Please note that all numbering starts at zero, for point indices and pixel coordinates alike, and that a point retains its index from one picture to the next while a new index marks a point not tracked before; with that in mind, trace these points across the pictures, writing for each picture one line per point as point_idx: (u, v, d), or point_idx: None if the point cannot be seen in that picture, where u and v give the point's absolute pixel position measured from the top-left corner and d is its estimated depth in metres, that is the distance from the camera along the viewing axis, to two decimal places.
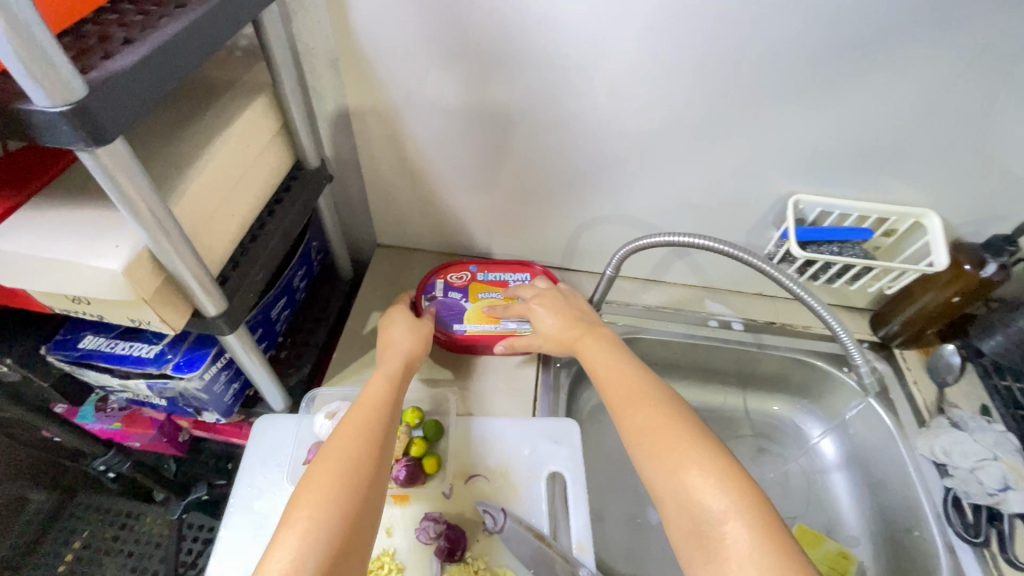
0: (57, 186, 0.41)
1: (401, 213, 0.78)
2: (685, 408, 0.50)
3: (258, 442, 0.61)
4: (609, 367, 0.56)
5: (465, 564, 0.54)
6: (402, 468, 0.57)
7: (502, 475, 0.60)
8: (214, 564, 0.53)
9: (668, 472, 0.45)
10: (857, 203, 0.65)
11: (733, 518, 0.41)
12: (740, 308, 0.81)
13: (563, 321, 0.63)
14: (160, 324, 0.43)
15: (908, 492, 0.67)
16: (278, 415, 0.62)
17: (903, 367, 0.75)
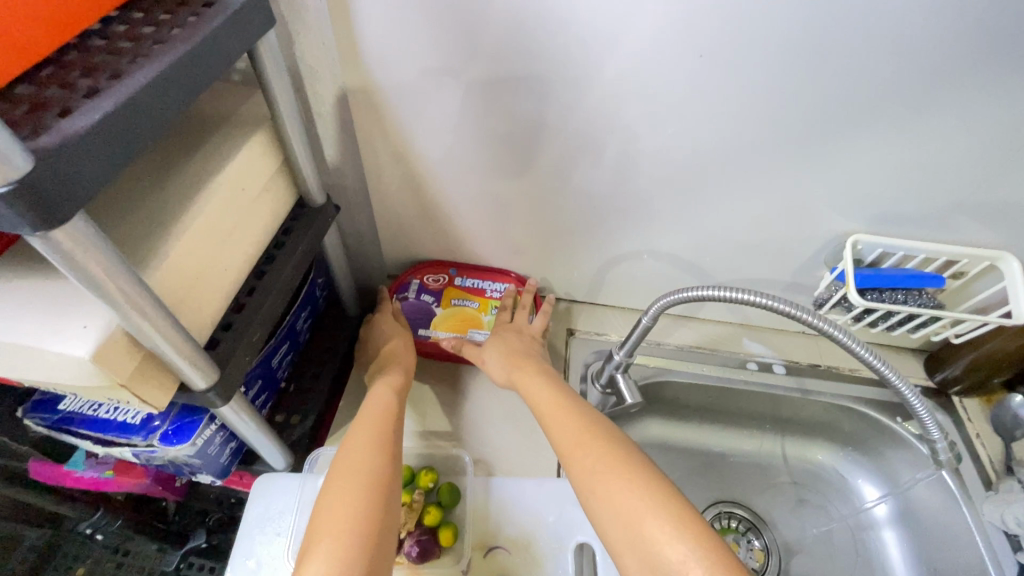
0: (22, 251, 0.36)
1: (413, 244, 0.72)
2: (633, 448, 0.47)
3: (258, 505, 0.55)
4: (548, 405, 0.53)
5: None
6: (414, 543, 0.53)
7: (525, 546, 0.55)
8: None
9: (623, 519, 0.41)
10: (924, 245, 0.58)
11: (692, 569, 0.38)
12: (782, 348, 0.74)
13: (512, 358, 0.60)
14: (141, 404, 0.38)
15: (975, 563, 0.60)
16: (280, 475, 0.57)
17: (964, 418, 0.68)
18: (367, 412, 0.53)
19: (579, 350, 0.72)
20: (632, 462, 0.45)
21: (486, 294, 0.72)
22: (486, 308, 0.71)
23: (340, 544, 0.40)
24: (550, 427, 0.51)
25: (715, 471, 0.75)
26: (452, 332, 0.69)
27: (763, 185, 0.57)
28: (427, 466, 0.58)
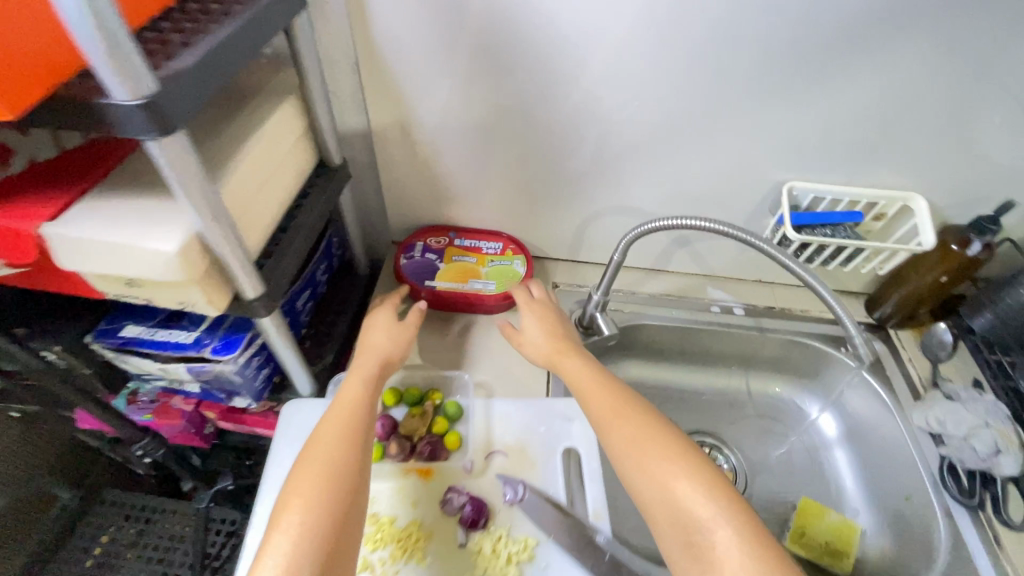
0: (110, 181, 0.45)
1: (414, 210, 0.81)
2: (669, 423, 0.53)
3: (287, 424, 0.64)
4: (587, 384, 0.58)
5: (489, 533, 0.57)
6: (427, 444, 0.62)
7: (519, 449, 0.63)
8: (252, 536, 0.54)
9: (658, 484, 0.47)
10: (849, 189, 0.69)
11: (721, 527, 0.44)
12: (741, 294, 0.84)
13: (553, 338, 0.65)
14: (205, 306, 0.47)
15: (907, 461, 0.70)
16: (305, 399, 0.65)
17: (898, 346, 0.79)
18: (343, 402, 0.55)
19: (563, 299, 0.82)
20: (668, 435, 0.51)
21: (482, 251, 0.80)
22: (483, 262, 0.78)
23: (295, 543, 0.44)
24: (589, 404, 0.56)
25: (689, 406, 0.85)
26: (453, 282, 0.76)
27: (712, 141, 0.68)
28: (434, 388, 0.69)
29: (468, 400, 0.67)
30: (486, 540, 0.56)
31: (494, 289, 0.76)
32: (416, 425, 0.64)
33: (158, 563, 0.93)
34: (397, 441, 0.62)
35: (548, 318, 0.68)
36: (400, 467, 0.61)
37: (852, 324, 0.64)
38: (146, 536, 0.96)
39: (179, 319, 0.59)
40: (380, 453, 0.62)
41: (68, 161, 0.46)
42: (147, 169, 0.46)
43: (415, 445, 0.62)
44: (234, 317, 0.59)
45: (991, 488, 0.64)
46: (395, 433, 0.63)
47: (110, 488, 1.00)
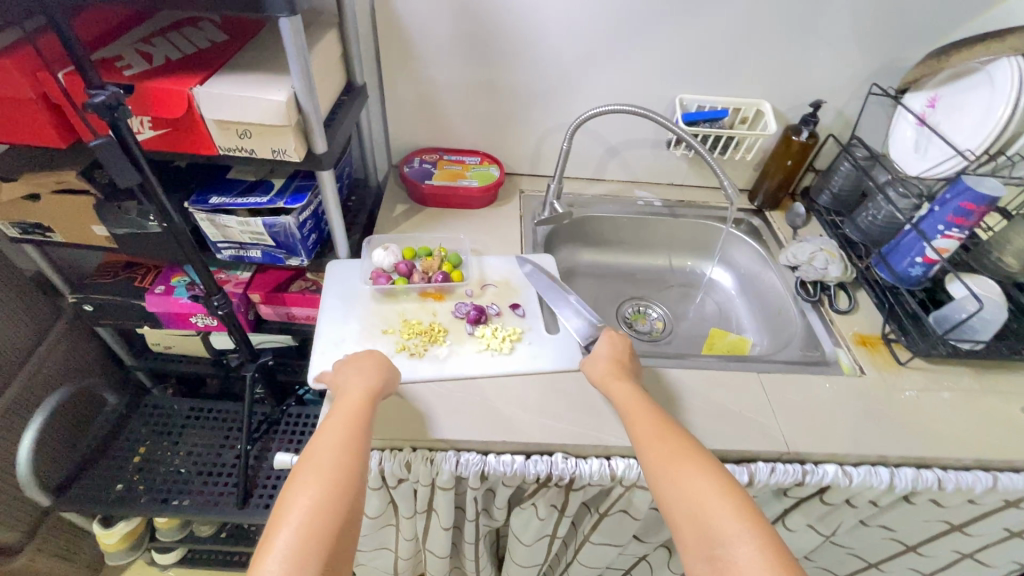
0: (222, 68, 0.67)
1: (410, 135, 1.06)
2: (701, 450, 0.58)
3: (335, 276, 0.87)
4: (636, 409, 0.64)
5: (488, 325, 0.81)
6: (439, 275, 0.86)
7: (504, 284, 0.89)
8: (324, 328, 0.79)
9: (686, 506, 0.52)
10: (718, 99, 0.99)
11: (742, 543, 0.48)
12: (659, 193, 1.13)
13: (609, 363, 0.72)
14: (292, 153, 0.69)
15: (775, 286, 1.00)
16: (344, 261, 0.89)
17: (770, 220, 1.09)
18: (352, 414, 0.60)
19: (528, 199, 1.08)
20: (702, 461, 0.55)
21: (466, 162, 1.05)
22: (467, 168, 1.04)
23: (301, 534, 0.47)
24: (633, 425, 0.62)
25: (627, 280, 1.12)
26: (445, 181, 1.01)
27: (624, 67, 0.96)
28: (440, 247, 0.94)
29: (466, 255, 0.92)
30: (488, 330, 0.80)
31: (478, 184, 1.00)
32: (429, 266, 0.87)
33: (196, 454, 1.09)
34: (416, 274, 0.86)
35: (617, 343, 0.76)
36: (422, 291, 0.86)
37: (732, 189, 0.91)
38: (182, 435, 1.12)
39: (251, 191, 0.80)
40: (405, 281, 0.86)
41: (191, 60, 0.68)
42: (250, 61, 0.69)
43: (429, 278, 0.87)
44: (294, 186, 0.81)
45: (827, 291, 0.94)
46: (414, 270, 0.87)
47: (146, 400, 1.17)
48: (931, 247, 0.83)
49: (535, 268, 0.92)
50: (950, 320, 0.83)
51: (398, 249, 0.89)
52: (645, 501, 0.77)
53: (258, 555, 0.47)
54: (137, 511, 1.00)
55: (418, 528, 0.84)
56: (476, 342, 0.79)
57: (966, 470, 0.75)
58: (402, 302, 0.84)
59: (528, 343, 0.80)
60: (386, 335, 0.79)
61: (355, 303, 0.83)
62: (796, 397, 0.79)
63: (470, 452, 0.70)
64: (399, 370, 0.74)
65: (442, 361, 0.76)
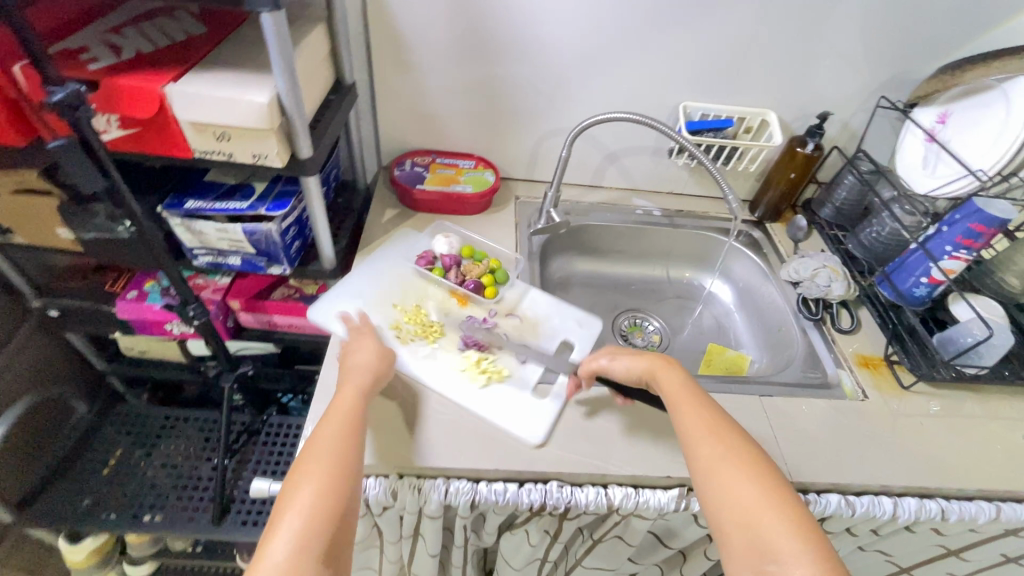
0: (197, 65, 0.62)
1: (401, 136, 1.01)
2: (761, 454, 0.55)
3: (403, 242, 0.92)
4: (685, 401, 0.61)
5: (480, 351, 0.77)
6: (471, 283, 0.84)
7: (525, 319, 0.84)
8: (362, 269, 0.86)
9: (739, 516, 0.50)
10: (722, 108, 0.96)
11: (800, 563, 0.46)
12: (659, 202, 1.09)
13: (637, 361, 0.68)
14: (275, 157, 0.64)
15: (776, 301, 0.98)
16: (418, 236, 0.93)
17: (771, 233, 1.07)
18: (353, 404, 0.59)
19: (523, 205, 1.04)
20: (759, 467, 0.53)
21: (460, 166, 1.01)
22: (461, 173, 0.99)
23: (304, 526, 0.47)
24: (684, 416, 0.59)
25: (623, 291, 1.09)
26: (437, 186, 0.96)
27: (627, 72, 0.92)
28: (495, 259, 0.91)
29: (514, 276, 0.89)
30: (477, 356, 0.77)
31: (472, 190, 0.96)
32: (475, 271, 0.85)
33: (171, 466, 1.04)
34: (459, 273, 0.86)
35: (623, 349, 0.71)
36: (451, 289, 0.86)
37: (736, 202, 0.88)
38: (156, 445, 1.07)
39: (231, 195, 0.75)
40: (442, 273, 0.86)
41: (164, 55, 0.63)
42: (229, 57, 0.64)
43: (463, 279, 0.85)
44: (276, 191, 0.76)
45: (829, 309, 0.92)
46: (461, 269, 0.86)
47: (120, 407, 1.12)
48: (938, 268, 0.81)
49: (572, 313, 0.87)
50: (955, 344, 0.81)
51: (460, 244, 0.90)
52: (640, 528, 0.74)
53: (265, 542, 0.47)
54: (104, 528, 0.95)
55: (403, 553, 0.80)
56: (461, 360, 0.76)
57: (969, 500, 0.73)
58: (431, 288, 0.86)
59: (516, 381, 0.75)
60: (383, 310, 0.81)
61: (390, 264, 0.88)
62: (797, 422, 0.76)
63: (460, 480, 0.66)
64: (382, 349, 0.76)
65: (420, 358, 0.75)
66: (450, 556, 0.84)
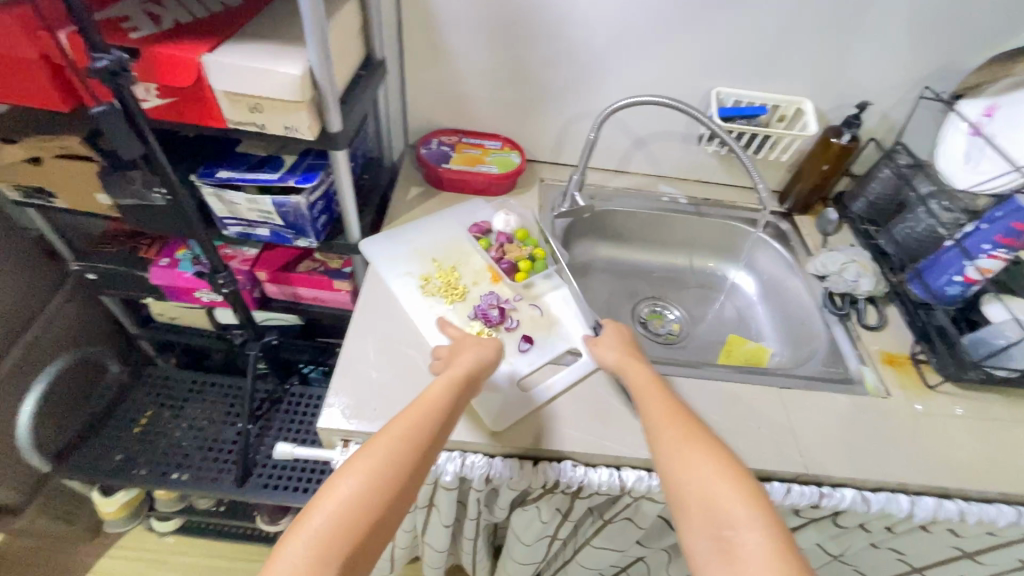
0: (233, 35, 0.63)
1: (429, 114, 1.01)
2: (715, 435, 0.56)
3: (475, 206, 0.96)
4: (645, 387, 0.64)
5: (483, 328, 0.78)
6: (506, 262, 0.86)
7: (545, 316, 0.82)
8: (425, 218, 0.93)
9: (693, 487, 0.51)
10: (757, 94, 0.93)
11: (753, 530, 0.47)
12: (686, 189, 1.08)
13: (620, 352, 0.71)
14: (306, 130, 0.65)
15: (800, 294, 0.97)
16: (484, 202, 0.97)
17: (799, 226, 1.05)
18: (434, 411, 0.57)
19: (548, 188, 1.04)
20: (714, 447, 0.54)
21: (485, 146, 1.01)
22: (487, 153, 0.99)
23: (339, 520, 0.47)
24: (645, 401, 0.62)
25: (644, 278, 1.09)
26: (463, 165, 0.97)
27: (660, 54, 0.90)
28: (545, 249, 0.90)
29: (554, 270, 0.87)
30: (478, 329, 0.77)
31: (497, 171, 0.96)
32: (517, 253, 0.87)
33: (198, 428, 1.09)
34: (501, 250, 0.88)
35: (621, 336, 0.74)
36: (489, 263, 0.87)
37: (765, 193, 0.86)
38: (184, 408, 1.11)
39: (261, 167, 0.76)
40: (487, 244, 0.88)
41: (201, 25, 0.64)
42: (264, 29, 0.65)
43: (502, 257, 0.87)
44: (306, 165, 0.77)
45: (855, 305, 0.90)
46: (504, 247, 0.88)
47: (150, 369, 1.16)
48: (972, 267, 0.79)
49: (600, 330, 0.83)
50: (987, 345, 0.79)
51: (521, 226, 0.91)
52: (651, 512, 0.75)
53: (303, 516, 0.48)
54: (136, 483, 1.00)
55: (418, 522, 0.82)
56: (464, 327, 0.78)
57: (989, 502, 0.72)
58: (473, 257, 0.88)
59: (508, 365, 0.74)
60: (411, 270, 0.84)
61: (439, 228, 0.91)
62: (816, 416, 0.76)
63: (477, 455, 0.68)
64: (402, 292, 0.81)
65: (429, 311, 0.79)
66: (463, 529, 0.87)
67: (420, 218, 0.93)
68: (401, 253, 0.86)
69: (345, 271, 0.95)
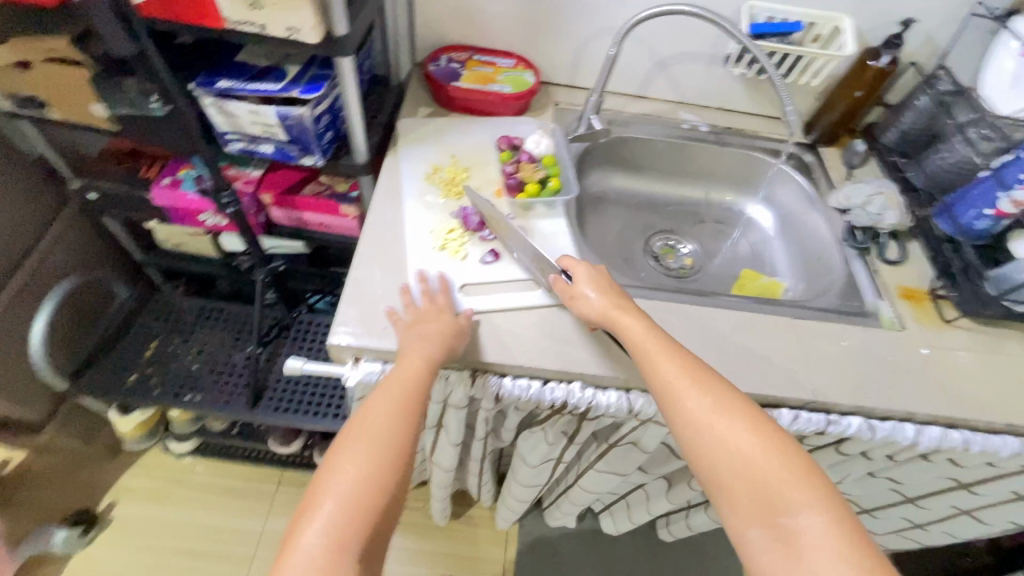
0: None
1: (438, 28, 0.94)
2: (739, 396, 0.55)
3: (515, 123, 0.93)
4: (652, 346, 0.60)
5: (462, 229, 0.79)
6: (513, 178, 0.83)
7: (527, 240, 0.79)
8: (464, 122, 0.92)
9: (743, 470, 0.50)
10: (792, 9, 0.86)
11: (812, 512, 0.47)
12: (707, 117, 1.02)
13: (608, 295, 0.66)
14: (309, 32, 0.61)
15: (820, 228, 0.94)
16: (529, 121, 0.94)
17: (824, 158, 1.00)
18: (408, 380, 0.57)
19: (562, 113, 0.99)
20: (744, 412, 0.53)
21: (498, 64, 0.95)
22: (500, 72, 0.94)
23: (343, 512, 0.46)
24: (654, 365, 0.58)
25: (657, 211, 1.05)
26: (474, 84, 0.91)
27: None
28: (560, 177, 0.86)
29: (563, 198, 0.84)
30: (456, 230, 0.78)
31: (510, 91, 0.91)
32: (530, 173, 0.84)
33: (208, 352, 1.10)
34: (517, 166, 0.85)
35: (601, 278, 0.68)
36: (501, 176, 0.85)
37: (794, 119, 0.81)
38: (194, 332, 1.12)
39: (262, 77, 0.72)
40: (508, 156, 0.86)
41: None
42: None
43: (513, 172, 0.84)
44: (309, 75, 0.73)
45: (877, 239, 0.88)
46: (520, 165, 0.85)
47: (158, 294, 1.16)
48: (1006, 199, 0.76)
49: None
50: (1009, 281, 0.77)
51: (550, 150, 0.87)
52: (657, 437, 0.76)
53: (300, 522, 0.47)
54: (151, 402, 1.02)
55: (427, 442, 0.84)
56: (439, 224, 0.79)
57: (994, 433, 0.72)
58: (490, 167, 0.86)
59: (465, 266, 0.75)
60: (421, 167, 0.85)
61: (472, 136, 0.90)
62: (828, 347, 0.75)
63: (487, 375, 0.68)
64: (404, 175, 0.84)
65: (418, 202, 0.81)
66: (471, 451, 0.89)
67: (462, 121, 0.92)
68: (425, 149, 0.87)
69: (351, 195, 0.92)
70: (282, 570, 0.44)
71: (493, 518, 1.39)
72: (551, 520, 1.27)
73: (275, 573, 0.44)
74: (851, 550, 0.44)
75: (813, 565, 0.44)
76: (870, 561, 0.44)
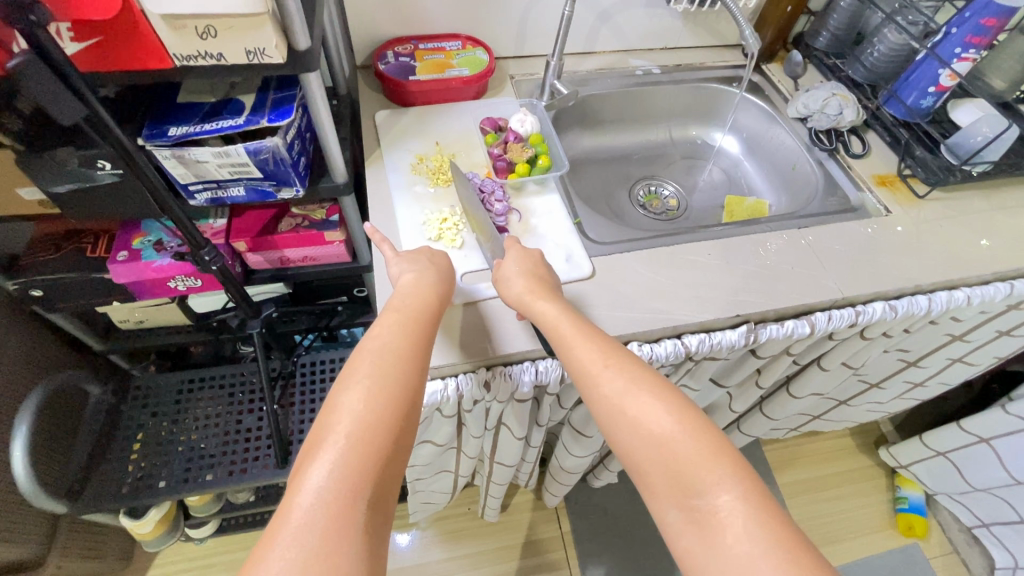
0: None
1: (374, 25, 0.88)
2: (654, 373, 0.51)
3: (495, 105, 0.91)
4: (572, 333, 0.56)
5: (456, 214, 0.76)
6: (502, 160, 0.81)
7: (525, 222, 0.78)
8: (445, 107, 0.89)
9: (659, 444, 0.46)
10: None
11: (727, 490, 0.42)
12: (655, 59, 1.04)
13: (527, 278, 0.62)
14: (273, 51, 0.55)
15: (784, 139, 0.99)
16: (507, 100, 0.92)
17: (770, 75, 1.04)
18: (414, 316, 0.54)
19: (522, 85, 0.97)
20: (656, 387, 0.49)
21: (447, 49, 0.91)
22: (451, 57, 0.90)
23: (353, 450, 0.42)
24: (573, 348, 0.55)
25: (630, 160, 1.07)
26: (431, 74, 0.88)
27: None
28: (548, 157, 0.83)
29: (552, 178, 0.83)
30: (447, 215, 0.75)
31: (469, 72, 0.88)
32: (518, 154, 0.81)
33: (212, 425, 1.01)
34: (505, 147, 0.82)
35: (529, 262, 0.65)
36: (490, 159, 0.83)
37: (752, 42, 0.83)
38: (186, 411, 1.02)
39: (218, 114, 0.64)
40: (495, 137, 0.84)
41: None
42: None
43: (502, 153, 0.81)
44: (271, 101, 0.66)
45: (841, 138, 0.94)
46: (508, 145, 0.82)
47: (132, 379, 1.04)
48: (947, 72, 0.84)
49: (597, 233, 0.81)
50: (965, 147, 0.85)
51: (536, 129, 0.85)
52: (709, 368, 0.81)
53: (304, 466, 0.42)
54: (165, 496, 0.94)
55: (485, 441, 0.83)
56: (431, 214, 0.76)
57: (986, 284, 0.80)
58: (478, 150, 0.84)
59: (465, 254, 0.73)
60: (405, 159, 0.82)
61: (449, 124, 0.87)
62: (834, 246, 0.80)
63: (547, 359, 0.68)
64: (389, 163, 0.81)
65: (405, 192, 0.78)
66: (526, 439, 0.88)
67: (445, 106, 0.90)
68: (407, 142, 0.84)
69: (333, 220, 0.86)
70: (283, 516, 0.39)
71: (538, 498, 1.40)
72: (596, 482, 1.30)
73: (276, 524, 0.38)
74: (765, 527, 0.40)
75: (725, 550, 0.40)
76: (786, 537, 0.40)
